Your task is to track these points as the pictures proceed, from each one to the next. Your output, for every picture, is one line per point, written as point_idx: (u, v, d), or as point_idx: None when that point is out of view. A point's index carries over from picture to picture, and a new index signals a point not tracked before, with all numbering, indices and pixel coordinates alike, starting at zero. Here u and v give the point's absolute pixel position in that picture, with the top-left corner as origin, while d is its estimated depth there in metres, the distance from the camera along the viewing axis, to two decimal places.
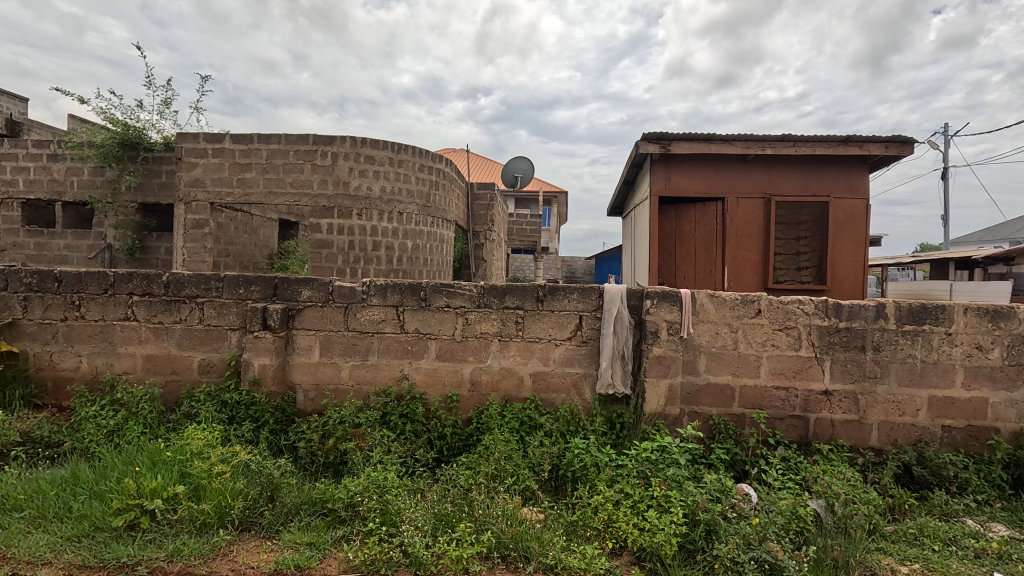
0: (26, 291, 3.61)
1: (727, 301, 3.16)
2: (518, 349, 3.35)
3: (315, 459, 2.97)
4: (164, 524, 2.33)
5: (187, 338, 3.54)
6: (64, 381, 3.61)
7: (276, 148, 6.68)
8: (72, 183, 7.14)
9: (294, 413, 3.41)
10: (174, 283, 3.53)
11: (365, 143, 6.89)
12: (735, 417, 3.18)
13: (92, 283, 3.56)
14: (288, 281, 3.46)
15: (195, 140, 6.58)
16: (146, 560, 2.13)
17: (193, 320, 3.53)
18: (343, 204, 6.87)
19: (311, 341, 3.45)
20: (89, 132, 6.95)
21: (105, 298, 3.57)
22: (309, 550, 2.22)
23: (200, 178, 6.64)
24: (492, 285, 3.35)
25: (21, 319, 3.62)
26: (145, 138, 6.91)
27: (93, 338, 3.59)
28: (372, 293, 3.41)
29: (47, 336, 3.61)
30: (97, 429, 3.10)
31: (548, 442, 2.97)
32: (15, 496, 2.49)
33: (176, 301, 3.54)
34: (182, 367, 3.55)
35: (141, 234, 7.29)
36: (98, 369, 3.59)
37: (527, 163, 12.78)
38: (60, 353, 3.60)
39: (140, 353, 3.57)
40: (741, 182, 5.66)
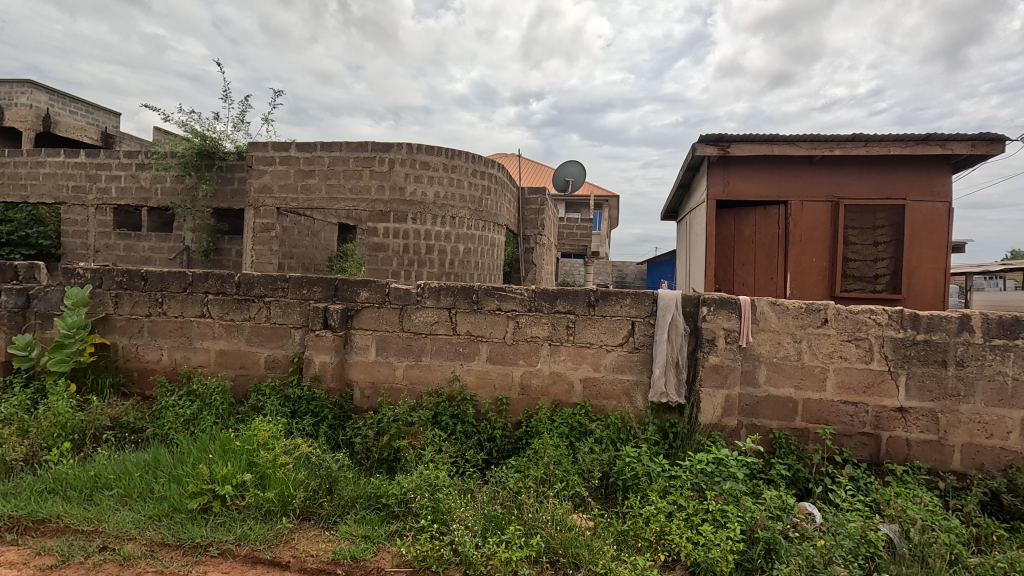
0: (117, 289, 3.95)
1: (790, 309, 3.02)
2: (569, 354, 3.33)
3: (370, 455, 3.08)
4: (234, 508, 2.49)
5: (256, 335, 3.76)
6: (147, 372, 3.92)
7: (337, 155, 6.98)
8: (157, 190, 7.75)
9: (351, 410, 3.54)
10: (245, 283, 3.77)
11: (421, 149, 7.09)
12: (797, 431, 3.02)
13: (173, 283, 3.86)
14: (347, 283, 3.61)
15: (265, 149, 7.01)
16: (217, 542, 2.29)
17: (260, 318, 3.75)
18: (399, 209, 7.08)
19: (367, 340, 3.57)
20: (172, 143, 7.53)
21: (184, 297, 3.85)
22: (364, 543, 2.30)
23: (268, 185, 7.06)
24: (544, 288, 3.36)
25: (111, 313, 3.96)
26: (220, 148, 7.40)
27: (173, 333, 3.88)
28: (426, 295, 3.50)
29: (134, 330, 3.93)
30: (176, 417, 3.36)
31: (598, 449, 2.93)
32: (106, 475, 2.75)
33: (246, 300, 3.77)
34: (250, 362, 3.77)
35: (215, 237, 7.83)
36: (177, 361, 3.88)
37: (579, 167, 12.68)
38: (145, 346, 3.92)
39: (214, 348, 3.83)
40: (806, 185, 5.39)
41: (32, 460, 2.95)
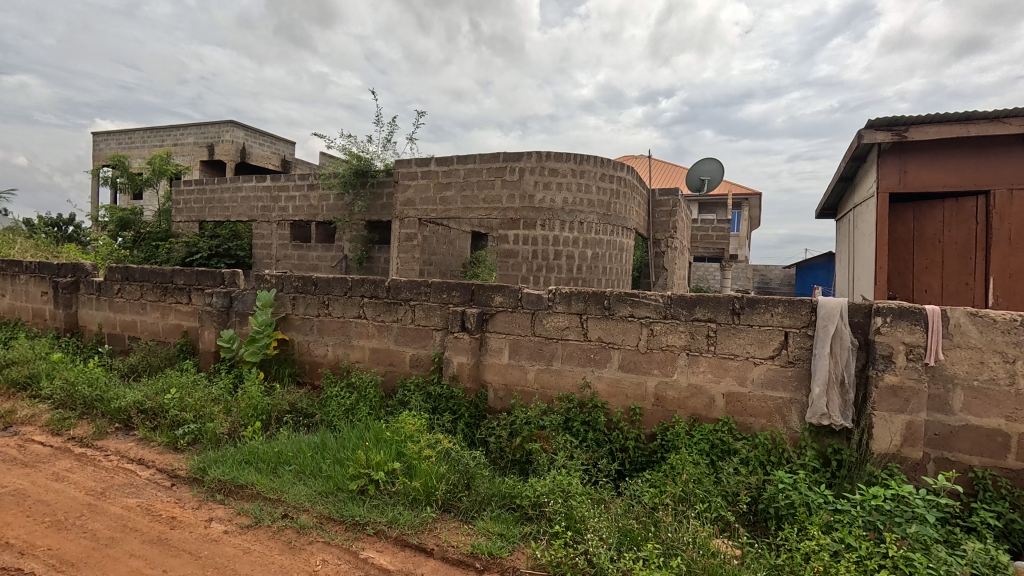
0: (294, 293, 4.60)
1: (998, 323, 2.47)
2: (709, 366, 3.10)
3: (504, 455, 3.19)
4: (386, 493, 2.75)
5: (403, 335, 4.11)
6: (316, 365, 4.50)
7: (472, 167, 7.39)
8: (323, 207, 8.89)
9: (486, 409, 3.70)
10: (394, 288, 4.15)
11: (550, 156, 7.19)
12: (1010, 473, 2.46)
13: (337, 287, 4.39)
14: (483, 288, 3.79)
15: (409, 165, 7.69)
16: (372, 522, 2.54)
17: (406, 320, 4.10)
18: (528, 216, 7.24)
19: (501, 344, 3.70)
20: (335, 165, 8.60)
21: (345, 299, 4.36)
22: (500, 541, 2.38)
23: (412, 198, 7.71)
24: (681, 294, 3.18)
25: (290, 313, 4.61)
26: (372, 167, 8.27)
27: (336, 331, 4.41)
28: (557, 301, 3.52)
29: (307, 328, 4.54)
30: (339, 406, 3.82)
31: (744, 471, 2.68)
32: (286, 452, 3.22)
33: (395, 303, 4.14)
34: (398, 360, 4.13)
35: (368, 246, 8.75)
36: (339, 356, 4.40)
37: (716, 164, 11.85)
38: (314, 342, 4.50)
39: (368, 346, 4.27)
40: (1017, 170, 4.40)
41: (234, 434, 3.58)
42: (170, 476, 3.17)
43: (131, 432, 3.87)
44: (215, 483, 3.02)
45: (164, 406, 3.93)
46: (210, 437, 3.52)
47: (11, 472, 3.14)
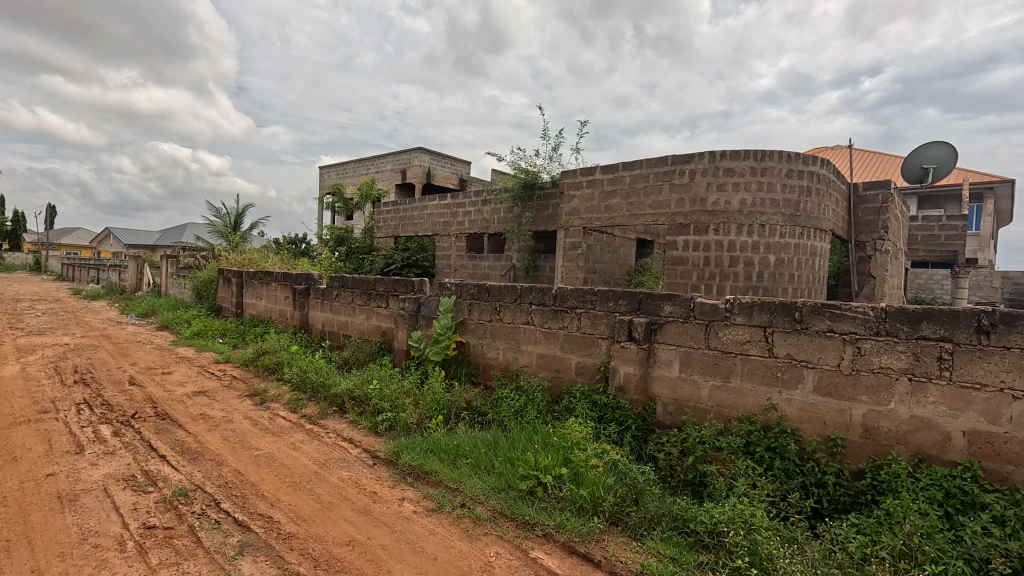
0: (470, 299, 4.99)
1: None
2: (943, 396, 2.53)
3: (675, 474, 3.02)
4: (553, 497, 2.82)
5: (569, 342, 4.17)
6: (488, 366, 4.81)
7: (638, 173, 7.21)
8: (495, 220, 9.54)
9: (654, 424, 3.53)
10: (560, 296, 4.25)
11: (725, 155, 6.64)
12: None
13: (507, 295, 4.65)
14: (651, 296, 3.65)
15: (575, 176, 7.82)
16: (541, 524, 2.62)
17: (572, 327, 4.15)
18: (700, 220, 6.78)
19: (671, 356, 3.50)
20: (506, 180, 9.17)
21: (515, 306, 4.59)
22: (672, 565, 2.25)
23: (577, 208, 7.82)
24: (899, 307, 2.67)
25: (466, 318, 5.00)
26: (539, 179, 8.63)
27: (507, 336, 4.66)
28: (736, 311, 3.22)
29: (481, 332, 4.88)
30: (509, 407, 4.04)
31: (999, 535, 2.10)
32: (464, 446, 3.50)
33: (561, 310, 4.24)
34: (564, 366, 4.20)
35: (534, 255, 9.07)
36: (509, 360, 4.64)
37: (947, 148, 9.67)
38: (488, 345, 4.82)
39: (535, 352, 4.42)
40: None
41: (421, 425, 4.04)
42: (372, 456, 3.70)
43: (343, 415, 4.61)
44: (406, 466, 3.44)
45: (368, 395, 4.61)
46: (402, 425, 4.02)
47: (264, 439, 3.99)
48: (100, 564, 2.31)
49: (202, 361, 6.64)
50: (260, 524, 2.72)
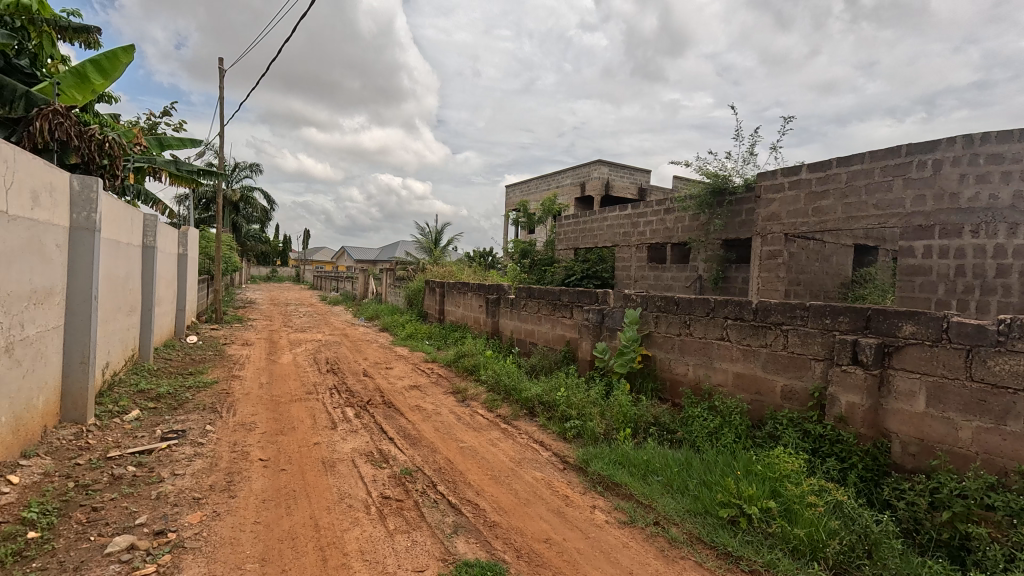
0: (657, 311, 4.82)
1: None
2: None
3: (923, 531, 2.52)
4: (760, 531, 2.61)
5: (773, 362, 3.77)
6: (676, 383, 4.57)
7: (858, 168, 5.60)
8: (679, 229, 8.09)
9: (889, 465, 2.98)
10: (762, 310, 3.88)
11: (990, 137, 4.64)
12: None
13: (699, 307, 4.40)
14: (883, 314, 3.15)
15: (774, 176, 6.40)
16: (747, 559, 2.45)
17: (778, 346, 3.75)
18: (949, 220, 4.89)
19: (913, 386, 2.92)
20: (691, 186, 7.77)
21: (707, 320, 4.32)
22: None
23: (776, 212, 6.40)
24: None
25: (652, 331, 4.84)
26: (731, 183, 7.04)
27: (697, 351, 4.38)
28: (1014, 335, 2.56)
29: (668, 346, 4.66)
30: (702, 428, 3.82)
31: None
32: (654, 463, 3.43)
33: (764, 326, 3.86)
34: (766, 389, 3.81)
35: (724, 265, 7.39)
36: (700, 377, 4.36)
37: None
38: (676, 360, 4.57)
39: (732, 370, 4.09)
40: None
41: (608, 436, 4.07)
42: (562, 460, 3.85)
43: (533, 418, 4.88)
44: (595, 475, 3.50)
45: (556, 401, 4.81)
46: (590, 434, 4.11)
47: (467, 432, 4.45)
48: (354, 520, 2.85)
49: (414, 360, 7.69)
50: (469, 509, 3.04)
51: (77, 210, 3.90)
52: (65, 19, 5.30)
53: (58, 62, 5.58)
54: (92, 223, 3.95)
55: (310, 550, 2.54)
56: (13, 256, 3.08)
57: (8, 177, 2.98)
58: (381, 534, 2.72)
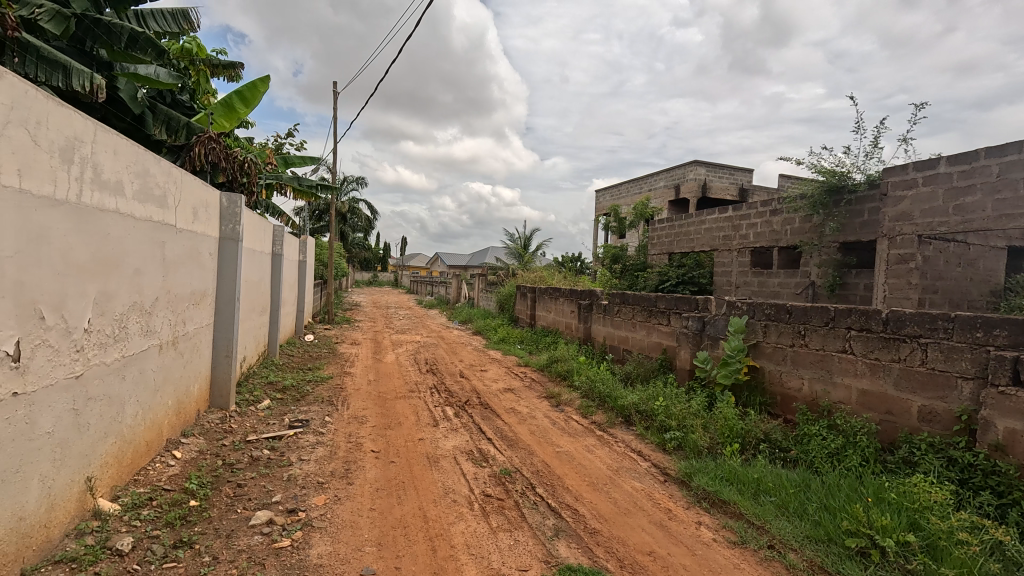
0: (766, 320, 4.51)
1: None
2: None
3: None
4: (896, 566, 2.36)
5: (907, 380, 3.38)
6: (789, 398, 4.23)
7: (1015, 158, 4.72)
8: (787, 232, 7.49)
9: None
10: (894, 320, 3.49)
11: None
12: None
13: (816, 317, 4.05)
14: None
15: (904, 171, 5.60)
16: None
17: (913, 361, 3.36)
18: None
19: None
20: (802, 185, 7.17)
21: (826, 331, 3.97)
22: None
23: (908, 211, 5.56)
24: None
25: (761, 340, 4.53)
26: (849, 181, 6.39)
27: (814, 364, 4.03)
28: None
29: (779, 357, 4.34)
30: (821, 447, 3.52)
31: None
32: (767, 482, 3.21)
33: (895, 339, 3.48)
34: (899, 409, 3.42)
35: (842, 270, 6.62)
36: (817, 393, 4.00)
37: None
38: (788, 373, 4.25)
39: (856, 387, 3.72)
40: None
41: (713, 450, 3.87)
42: (663, 472, 3.72)
43: (630, 427, 4.78)
44: (700, 490, 3.34)
45: (654, 411, 4.67)
46: (693, 447, 3.94)
47: (563, 438, 4.46)
48: (459, 515, 2.97)
49: (507, 363, 7.85)
50: (569, 514, 3.05)
51: (225, 223, 4.49)
52: (216, 58, 6.13)
53: (209, 95, 6.46)
54: (236, 234, 4.52)
55: (420, 539, 2.69)
56: (179, 263, 3.62)
57: (177, 195, 3.50)
58: (484, 531, 2.81)
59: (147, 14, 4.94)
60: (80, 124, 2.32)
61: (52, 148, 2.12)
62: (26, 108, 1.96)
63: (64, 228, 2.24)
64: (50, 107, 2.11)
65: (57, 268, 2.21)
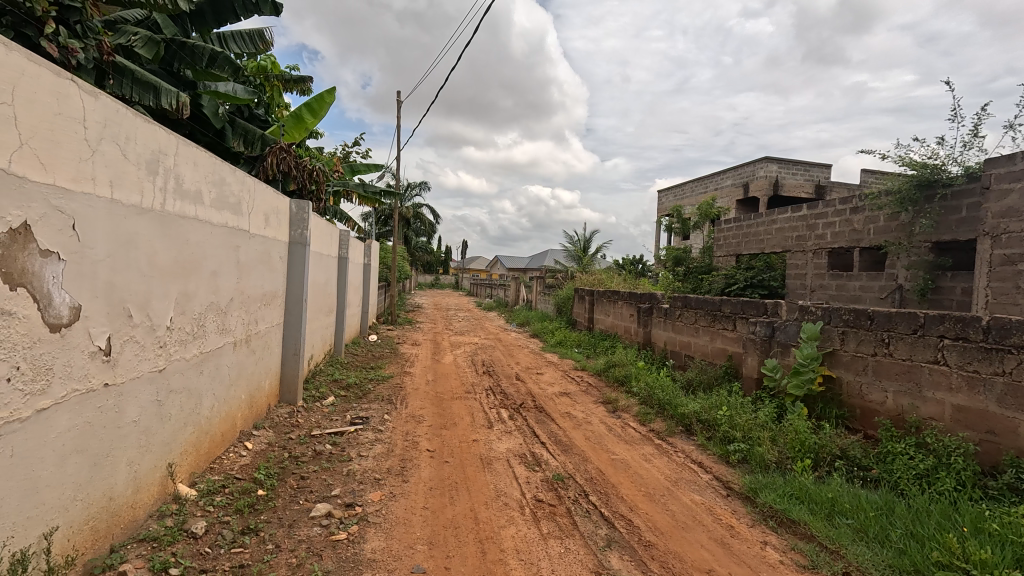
0: (844, 326, 4.15)
1: None
2: None
3: None
4: None
5: (1014, 396, 3.01)
6: (870, 412, 3.87)
7: None
8: (870, 231, 6.90)
9: None
10: (997, 329, 3.12)
11: None
12: None
13: (902, 323, 3.69)
14: None
15: (1010, 162, 5.00)
16: None
17: (1021, 375, 2.99)
18: None
19: None
20: (888, 180, 6.58)
21: (914, 339, 3.60)
22: None
23: (1015, 206, 4.95)
24: None
25: (838, 348, 4.18)
26: (943, 174, 5.79)
27: (900, 376, 3.67)
28: None
29: (859, 367, 3.99)
30: (907, 468, 3.19)
31: None
32: (842, 503, 2.96)
33: (998, 350, 3.10)
34: (1003, 429, 3.05)
35: (935, 273, 5.98)
36: (903, 408, 3.64)
37: None
38: (869, 385, 3.89)
39: (949, 402, 3.35)
40: None
41: (782, 465, 3.61)
42: (725, 486, 3.52)
43: (690, 436, 4.57)
44: (766, 508, 3.12)
45: (718, 421, 4.43)
46: (759, 461, 3.70)
47: (619, 445, 4.34)
48: (510, 519, 2.95)
49: (564, 367, 7.77)
50: (623, 525, 2.95)
51: (295, 228, 4.76)
52: (288, 74, 6.53)
53: (282, 108, 6.88)
54: (304, 238, 4.78)
55: (470, 541, 2.70)
56: (252, 266, 3.87)
57: (250, 203, 3.75)
58: (535, 536, 2.77)
59: (228, 35, 5.34)
60: (163, 138, 2.52)
61: (139, 160, 2.31)
62: (117, 125, 2.15)
63: (150, 234, 2.45)
64: (138, 124, 2.31)
65: (144, 271, 2.41)
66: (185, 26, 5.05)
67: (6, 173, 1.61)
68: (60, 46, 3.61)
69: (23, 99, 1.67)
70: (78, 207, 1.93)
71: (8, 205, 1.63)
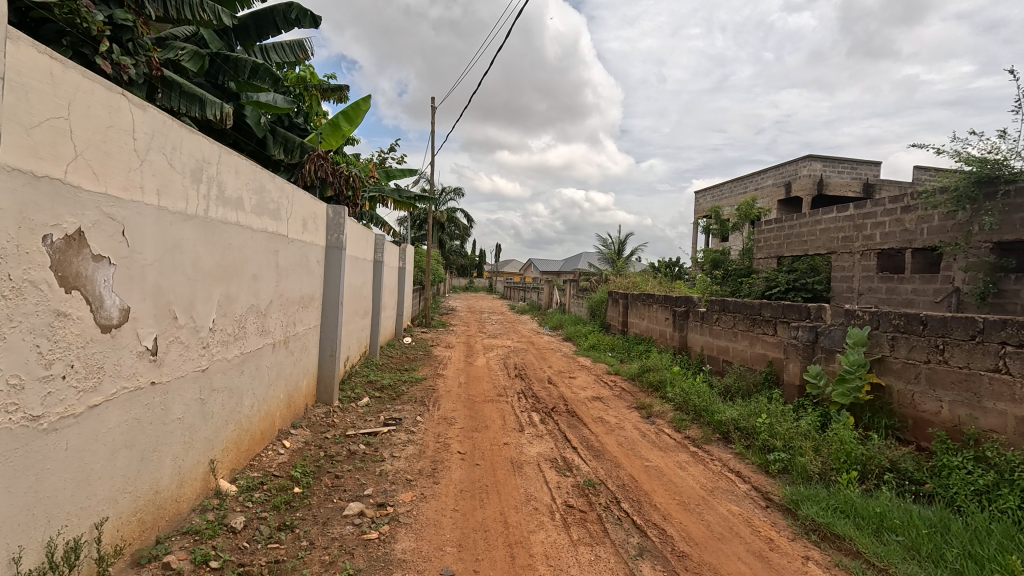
0: (894, 332, 3.94)
1: None
2: None
3: None
4: None
5: None
6: (923, 422, 3.65)
7: None
8: (923, 231, 6.54)
9: None
10: None
11: None
12: None
13: (958, 329, 3.47)
14: None
15: None
16: None
17: None
18: None
19: None
20: (943, 177, 6.22)
21: (972, 346, 3.38)
22: None
23: None
24: None
25: (888, 355, 3.96)
26: (1006, 169, 5.45)
27: (957, 386, 3.45)
28: None
29: (910, 375, 3.77)
30: (964, 483, 2.99)
31: None
32: (891, 519, 2.80)
33: None
34: None
35: (997, 275, 5.60)
36: (960, 419, 3.42)
37: None
38: (922, 394, 3.67)
39: (1012, 413, 3.12)
40: None
41: (825, 476, 3.45)
42: (764, 497, 3.39)
43: (728, 444, 4.43)
44: (808, 521, 2.98)
45: (757, 429, 4.28)
46: (801, 472, 3.55)
47: (653, 451, 4.25)
48: (539, 524, 2.93)
49: (597, 371, 7.68)
50: (655, 533, 2.88)
51: (332, 233, 4.89)
52: (327, 83, 6.73)
53: (321, 117, 7.10)
54: (341, 243, 4.91)
55: (500, 545, 2.69)
56: (291, 270, 4.00)
57: (290, 208, 3.88)
58: (565, 542, 2.74)
59: (270, 48, 5.56)
60: (207, 148, 2.63)
61: (185, 169, 2.43)
62: (164, 136, 2.26)
63: (194, 240, 2.56)
64: (184, 135, 2.42)
65: (189, 274, 2.53)
66: (230, 41, 5.32)
67: (62, 182, 1.72)
68: (113, 63, 3.85)
69: (79, 114, 1.78)
70: (127, 215, 2.04)
71: (64, 213, 1.74)
